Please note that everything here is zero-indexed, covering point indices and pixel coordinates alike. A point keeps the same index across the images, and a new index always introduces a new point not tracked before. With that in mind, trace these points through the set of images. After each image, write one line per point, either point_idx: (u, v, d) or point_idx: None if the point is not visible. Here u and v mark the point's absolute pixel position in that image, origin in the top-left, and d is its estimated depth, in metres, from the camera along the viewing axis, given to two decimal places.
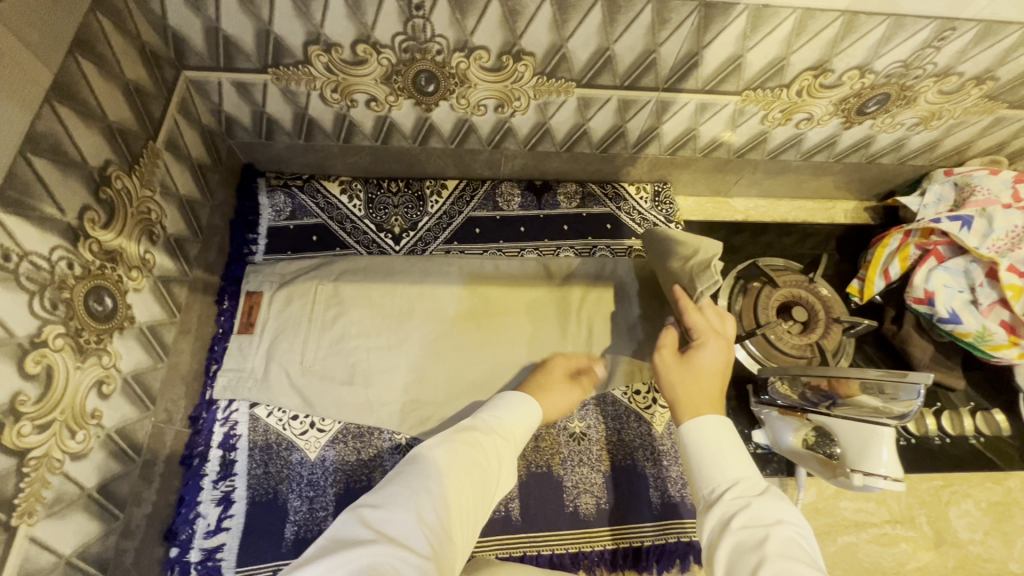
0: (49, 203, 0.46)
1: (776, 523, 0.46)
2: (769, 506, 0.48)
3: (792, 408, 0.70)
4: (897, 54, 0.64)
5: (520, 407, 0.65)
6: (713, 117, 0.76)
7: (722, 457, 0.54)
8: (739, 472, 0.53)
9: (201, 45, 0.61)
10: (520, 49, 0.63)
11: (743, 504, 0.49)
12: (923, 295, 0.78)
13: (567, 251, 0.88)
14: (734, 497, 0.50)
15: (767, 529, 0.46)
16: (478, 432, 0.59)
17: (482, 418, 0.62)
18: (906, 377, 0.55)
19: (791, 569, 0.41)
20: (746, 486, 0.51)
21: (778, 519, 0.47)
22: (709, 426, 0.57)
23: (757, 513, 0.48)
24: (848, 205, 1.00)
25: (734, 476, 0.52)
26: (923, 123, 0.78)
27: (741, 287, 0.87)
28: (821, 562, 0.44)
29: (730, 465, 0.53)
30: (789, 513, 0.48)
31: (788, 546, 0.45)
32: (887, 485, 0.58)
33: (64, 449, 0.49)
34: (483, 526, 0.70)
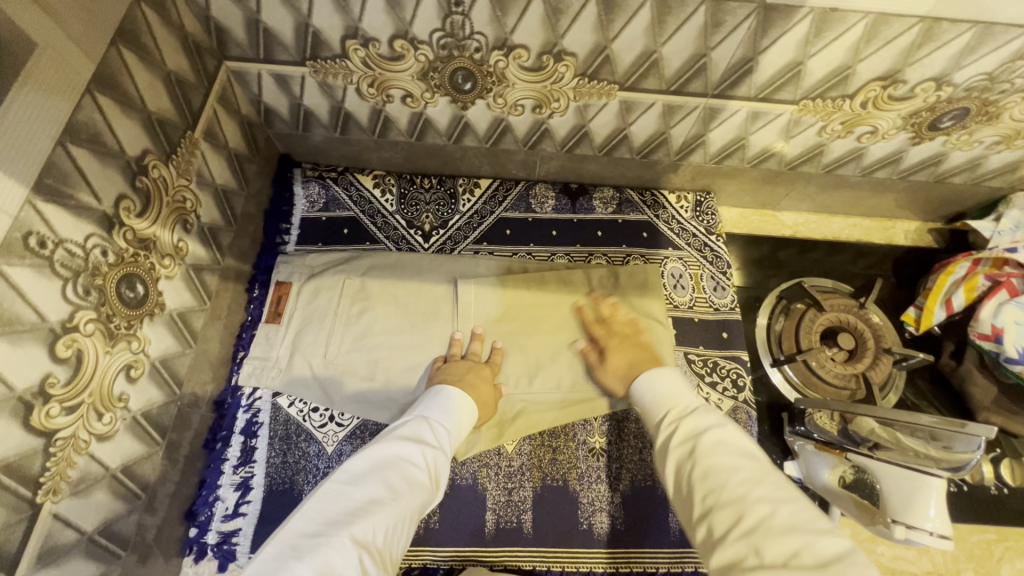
0: (87, 192, 0.47)
1: (706, 427, 0.54)
2: (705, 416, 0.56)
3: (830, 444, 0.66)
4: (981, 66, 0.58)
5: (457, 412, 0.65)
6: (765, 126, 0.71)
7: (665, 392, 0.62)
8: (684, 400, 0.60)
9: (242, 36, 0.62)
10: (561, 48, 0.60)
11: (675, 422, 0.57)
12: (989, 331, 0.71)
13: (600, 258, 0.85)
14: (669, 419, 0.58)
15: (700, 431, 0.54)
16: (420, 444, 0.58)
17: (421, 426, 0.61)
18: (964, 428, 0.50)
19: (721, 463, 0.49)
20: (671, 414, 0.59)
21: (708, 423, 0.54)
22: (656, 375, 0.64)
23: (687, 425, 0.55)
24: (910, 225, 0.92)
25: (667, 405, 0.60)
26: (1006, 141, 0.70)
27: (783, 307, 0.82)
28: (750, 448, 0.52)
29: (669, 398, 0.61)
30: (717, 415, 0.56)
31: (717, 441, 0.52)
32: (931, 543, 0.51)
33: (91, 430, 0.50)
34: (494, 536, 0.69)
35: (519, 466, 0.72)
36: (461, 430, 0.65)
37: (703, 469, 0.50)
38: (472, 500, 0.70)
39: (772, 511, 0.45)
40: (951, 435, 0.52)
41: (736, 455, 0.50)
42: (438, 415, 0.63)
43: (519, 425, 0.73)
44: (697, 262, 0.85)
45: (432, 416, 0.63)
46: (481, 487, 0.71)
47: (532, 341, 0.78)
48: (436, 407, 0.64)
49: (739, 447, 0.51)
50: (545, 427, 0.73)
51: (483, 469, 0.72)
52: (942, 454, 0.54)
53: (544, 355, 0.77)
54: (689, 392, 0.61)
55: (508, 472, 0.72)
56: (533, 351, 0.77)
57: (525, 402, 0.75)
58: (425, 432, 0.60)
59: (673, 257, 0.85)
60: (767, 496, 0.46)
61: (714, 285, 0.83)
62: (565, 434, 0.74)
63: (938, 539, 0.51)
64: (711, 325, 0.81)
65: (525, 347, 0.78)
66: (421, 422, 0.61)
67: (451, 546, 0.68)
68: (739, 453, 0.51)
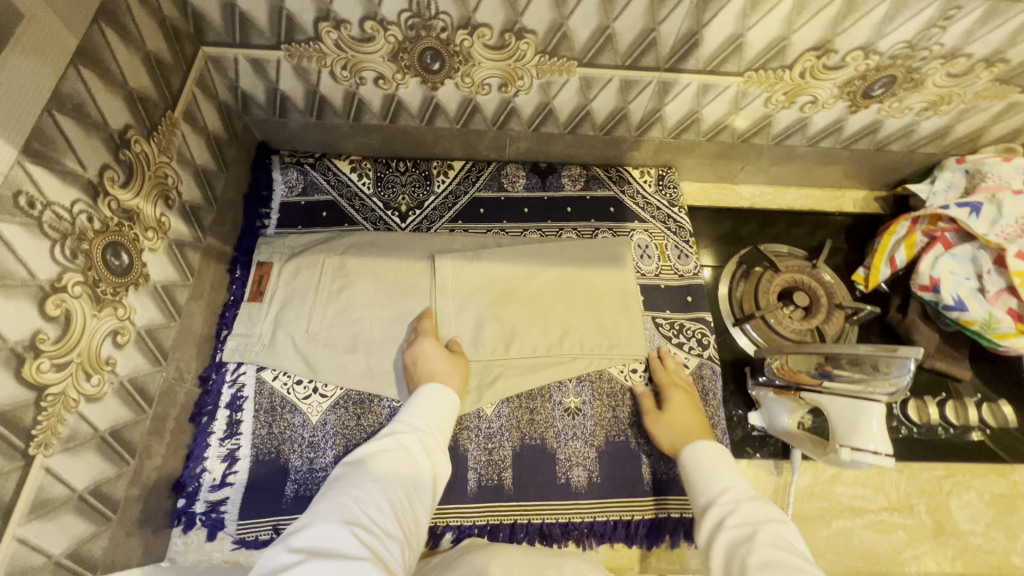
0: (72, 158, 0.50)
1: (764, 521, 0.54)
2: (760, 507, 0.56)
3: (787, 388, 0.70)
4: (901, 33, 0.64)
5: (430, 398, 0.68)
6: (715, 99, 0.76)
7: (717, 468, 0.63)
8: (736, 484, 0.61)
9: (218, 21, 0.65)
10: (522, 26, 0.65)
11: (733, 506, 0.57)
12: (928, 282, 0.77)
13: (570, 232, 0.89)
14: (726, 500, 0.59)
15: (756, 524, 0.54)
16: (396, 435, 0.62)
17: (398, 422, 0.65)
18: (896, 352, 0.55)
19: (778, 554, 0.49)
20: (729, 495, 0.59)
21: (767, 518, 0.55)
22: (705, 448, 0.66)
23: (746, 513, 0.56)
24: (858, 194, 0.98)
25: (723, 484, 0.61)
26: (933, 107, 0.77)
27: (743, 272, 0.88)
28: (806, 551, 0.51)
29: (722, 477, 0.62)
30: (777, 511, 0.56)
31: (778, 539, 0.52)
32: (876, 463, 0.57)
33: (80, 390, 0.52)
34: (476, 493, 0.72)
35: (499, 427, 0.75)
36: (446, 420, 0.68)
37: (762, 558, 0.49)
38: (454, 461, 0.73)
39: None
40: (887, 358, 0.57)
41: (795, 552, 0.50)
42: (410, 407, 0.67)
43: (497, 389, 0.76)
44: (662, 233, 0.89)
45: (406, 411, 0.67)
46: (463, 448, 0.74)
47: (508, 310, 0.81)
48: (411, 404, 0.68)
49: (798, 549, 0.51)
50: (523, 390, 0.77)
51: (465, 432, 0.74)
52: (876, 379, 0.59)
53: (519, 323, 0.80)
54: (741, 477, 0.62)
55: (488, 434, 0.75)
56: (508, 321, 0.80)
57: (502, 367, 0.78)
58: (401, 425, 0.64)
59: (639, 229, 0.89)
60: None
61: (678, 253, 0.88)
62: (542, 396, 0.77)
63: (884, 460, 0.57)
64: (676, 290, 0.85)
65: (500, 315, 0.81)
66: (396, 419, 0.66)
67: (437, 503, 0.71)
68: (799, 553, 0.50)
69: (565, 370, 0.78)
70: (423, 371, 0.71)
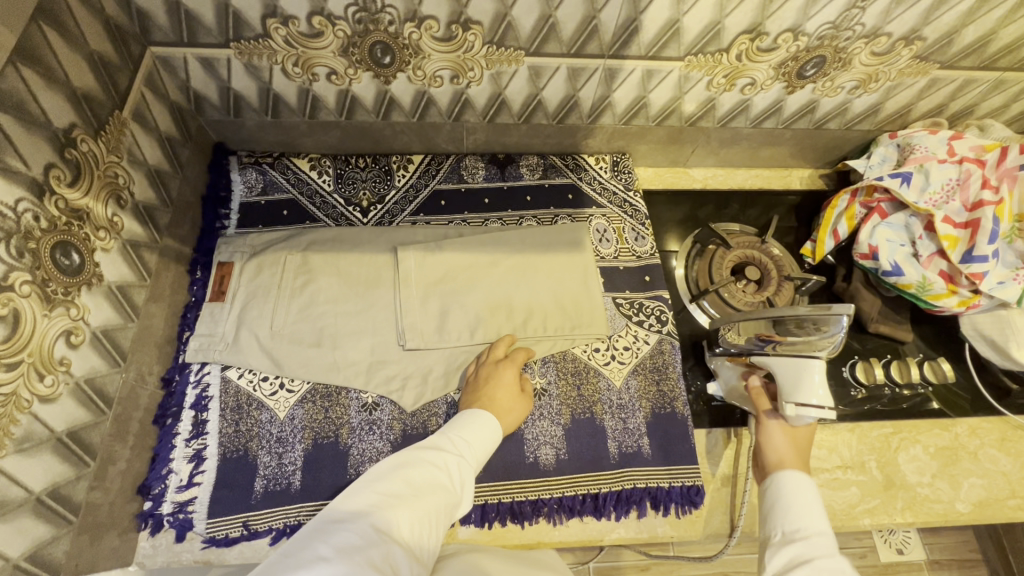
0: (15, 157, 0.49)
1: None
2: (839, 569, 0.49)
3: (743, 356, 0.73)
4: (825, 15, 0.68)
5: (479, 422, 0.68)
6: (660, 84, 0.79)
7: (804, 505, 0.56)
8: (817, 529, 0.54)
9: (164, 20, 0.66)
10: (467, 17, 0.67)
11: (824, 554, 0.51)
12: (867, 250, 0.82)
13: (531, 220, 0.91)
14: (816, 546, 0.52)
15: None
16: (440, 450, 0.64)
17: (446, 437, 0.66)
18: (831, 310, 0.59)
19: None
20: (818, 544, 0.52)
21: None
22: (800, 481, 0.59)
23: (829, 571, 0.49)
24: (804, 173, 1.03)
25: (821, 529, 0.54)
26: (862, 85, 0.81)
27: (698, 250, 0.91)
28: None
29: (809, 517, 0.55)
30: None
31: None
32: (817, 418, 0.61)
33: (33, 391, 0.51)
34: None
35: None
36: (487, 445, 0.68)
37: None
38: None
39: None
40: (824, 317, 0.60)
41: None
42: (457, 426, 0.68)
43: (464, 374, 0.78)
44: (619, 217, 0.92)
45: (453, 430, 0.67)
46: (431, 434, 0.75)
47: (473, 300, 0.82)
48: (460, 422, 0.69)
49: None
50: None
51: (433, 418, 0.75)
52: (818, 338, 0.62)
53: (483, 309, 0.82)
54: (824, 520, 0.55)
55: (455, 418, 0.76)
56: (472, 308, 0.82)
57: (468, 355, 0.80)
58: (446, 441, 0.66)
59: (597, 214, 0.92)
60: None
61: (635, 235, 0.91)
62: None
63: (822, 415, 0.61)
64: (635, 271, 0.88)
65: (466, 304, 0.82)
66: (443, 434, 0.67)
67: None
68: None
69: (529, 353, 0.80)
70: (495, 396, 0.71)
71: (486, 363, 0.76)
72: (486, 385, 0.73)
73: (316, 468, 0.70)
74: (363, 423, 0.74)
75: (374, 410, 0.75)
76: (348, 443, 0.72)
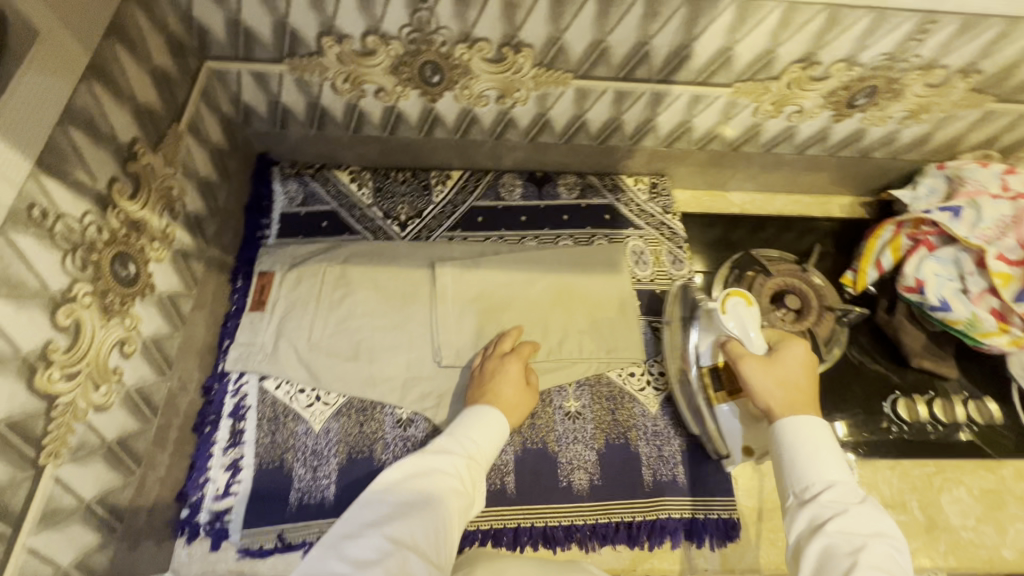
0: (83, 171, 0.50)
1: (871, 537, 0.49)
2: (866, 517, 0.51)
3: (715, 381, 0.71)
4: (882, 46, 0.67)
5: (483, 420, 0.67)
6: (706, 109, 0.79)
7: (816, 455, 0.56)
8: (834, 478, 0.54)
9: (222, 35, 0.67)
10: (519, 40, 0.67)
11: (839, 509, 0.52)
12: (913, 283, 0.80)
13: (567, 239, 0.91)
14: (830, 501, 0.53)
15: (862, 540, 0.49)
16: (450, 453, 0.62)
17: (454, 438, 0.65)
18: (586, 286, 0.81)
19: None
20: (842, 497, 0.53)
21: (875, 534, 0.50)
22: (806, 426, 0.58)
23: (856, 523, 0.50)
24: (844, 200, 1.01)
25: (831, 479, 0.54)
26: (913, 116, 0.80)
27: (735, 275, 0.89)
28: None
29: (824, 468, 0.55)
30: (885, 525, 0.51)
31: (884, 559, 0.48)
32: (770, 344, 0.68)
33: (88, 400, 0.52)
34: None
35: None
36: (494, 442, 0.67)
37: None
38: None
39: None
40: (684, 295, 0.80)
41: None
42: (462, 427, 0.67)
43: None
44: (657, 240, 0.92)
45: (458, 431, 0.66)
46: None
47: (508, 318, 0.82)
48: (465, 421, 0.67)
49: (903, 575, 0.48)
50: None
51: None
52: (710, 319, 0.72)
53: (519, 327, 0.82)
54: (837, 462, 0.56)
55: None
56: (506, 327, 0.82)
57: None
58: (454, 443, 0.64)
59: (635, 236, 0.91)
60: None
61: (673, 259, 0.90)
62: (542, 401, 0.78)
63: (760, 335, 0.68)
64: None
65: (502, 323, 0.82)
66: (449, 436, 0.65)
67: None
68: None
69: (565, 376, 0.80)
70: (500, 390, 0.71)
71: (491, 357, 0.77)
72: (490, 378, 0.73)
73: (350, 483, 0.71)
74: (397, 439, 0.74)
75: (408, 426, 0.75)
76: (383, 459, 0.72)
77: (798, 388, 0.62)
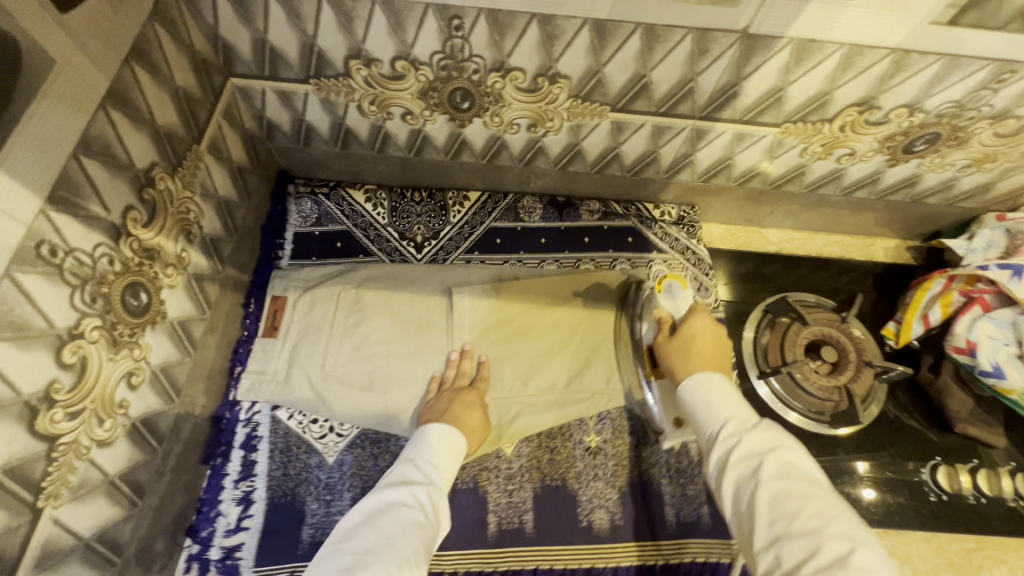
0: (96, 202, 0.49)
1: (769, 450, 0.51)
2: (762, 435, 0.53)
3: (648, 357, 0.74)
4: (950, 94, 0.62)
5: (437, 442, 0.64)
6: (749, 147, 0.74)
7: (717, 399, 0.58)
8: (731, 411, 0.57)
9: (248, 54, 0.64)
10: (556, 71, 0.63)
11: (738, 439, 0.53)
12: (964, 344, 0.75)
13: (588, 263, 0.87)
14: (729, 434, 0.54)
15: (761, 457, 0.51)
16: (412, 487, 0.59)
17: (409, 468, 0.62)
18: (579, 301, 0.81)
19: (792, 492, 0.48)
20: (743, 424, 0.55)
21: (772, 447, 0.52)
22: (709, 380, 0.60)
23: (756, 442, 0.52)
24: (890, 243, 0.96)
25: (725, 416, 0.56)
26: (976, 164, 0.74)
27: (768, 321, 0.85)
28: (812, 477, 0.50)
29: (721, 407, 0.58)
30: (782, 434, 0.53)
31: (786, 467, 0.50)
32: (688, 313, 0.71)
33: (92, 436, 0.51)
34: (497, 537, 0.70)
35: (518, 468, 0.74)
36: (452, 459, 0.64)
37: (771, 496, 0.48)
38: (474, 502, 0.72)
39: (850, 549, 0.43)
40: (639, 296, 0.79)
41: (806, 483, 0.49)
42: (419, 454, 0.63)
43: (517, 428, 0.74)
44: (682, 264, 0.88)
45: (416, 457, 0.63)
46: (482, 489, 0.73)
47: (528, 354, 0.78)
48: (418, 446, 0.65)
49: (806, 475, 0.50)
50: (543, 427, 0.75)
51: (483, 472, 0.73)
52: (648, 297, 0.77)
53: (541, 360, 0.78)
54: (735, 395, 0.59)
55: (508, 475, 0.74)
56: (521, 358, 0.78)
57: (525, 407, 0.75)
58: (413, 474, 0.61)
59: (658, 261, 0.88)
60: (840, 531, 0.45)
61: (699, 286, 0.87)
62: (562, 435, 0.76)
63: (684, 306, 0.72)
64: None
65: (521, 359, 0.78)
66: (406, 465, 0.62)
67: (452, 549, 0.69)
68: (805, 481, 0.49)
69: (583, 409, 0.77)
70: (462, 415, 0.68)
71: (451, 384, 0.73)
72: (449, 398, 0.70)
73: None
74: None
75: None
76: None
77: (702, 353, 0.64)
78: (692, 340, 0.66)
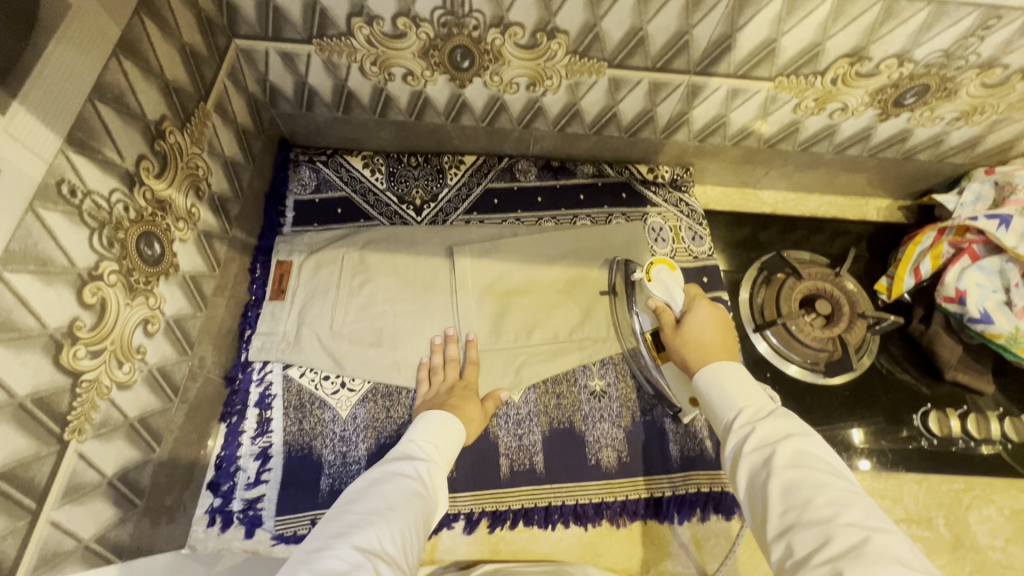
0: (111, 147, 0.50)
1: (784, 436, 0.51)
2: (776, 423, 0.53)
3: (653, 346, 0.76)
4: (938, 43, 0.64)
5: (439, 426, 0.66)
6: (744, 104, 0.76)
7: (732, 388, 0.59)
8: (740, 398, 0.58)
9: (252, 14, 0.65)
10: (554, 26, 0.65)
11: (749, 426, 0.53)
12: (954, 293, 0.77)
13: (584, 219, 0.89)
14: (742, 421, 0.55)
15: (775, 443, 0.51)
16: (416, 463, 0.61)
17: (413, 449, 0.63)
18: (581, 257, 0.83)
19: (804, 476, 0.47)
20: (754, 412, 0.55)
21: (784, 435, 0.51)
22: (718, 370, 0.61)
23: (768, 429, 0.52)
24: (882, 203, 0.98)
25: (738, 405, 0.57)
26: (964, 117, 0.76)
27: (765, 278, 0.87)
28: (828, 466, 0.49)
29: (737, 395, 0.58)
30: (798, 424, 0.53)
31: (799, 455, 0.49)
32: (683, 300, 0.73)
33: (113, 378, 0.52)
34: (510, 478, 0.73)
35: (527, 413, 0.76)
36: (450, 445, 0.66)
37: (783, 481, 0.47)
38: (485, 447, 0.74)
39: (864, 537, 0.42)
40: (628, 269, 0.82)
41: (820, 470, 0.48)
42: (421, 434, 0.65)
43: (523, 378, 0.77)
44: (675, 216, 0.91)
45: (420, 436, 0.65)
46: (492, 434, 0.75)
47: (530, 309, 0.80)
48: (420, 429, 0.66)
49: (822, 463, 0.49)
50: (547, 376, 0.78)
51: (494, 419, 0.76)
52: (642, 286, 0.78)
53: (543, 314, 0.80)
54: (754, 387, 0.59)
55: (518, 419, 0.76)
56: (523, 312, 0.80)
57: (531, 357, 0.78)
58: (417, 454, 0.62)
59: (653, 214, 0.90)
60: (854, 518, 0.44)
61: (692, 235, 0.90)
62: (567, 381, 0.78)
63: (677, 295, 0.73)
64: (693, 271, 0.87)
65: (524, 315, 0.80)
66: (410, 445, 0.64)
67: (467, 490, 0.72)
68: (821, 468, 0.48)
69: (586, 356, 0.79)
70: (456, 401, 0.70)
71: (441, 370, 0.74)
72: (457, 386, 0.72)
73: None
74: None
75: None
76: None
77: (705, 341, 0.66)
78: (697, 331, 0.68)
